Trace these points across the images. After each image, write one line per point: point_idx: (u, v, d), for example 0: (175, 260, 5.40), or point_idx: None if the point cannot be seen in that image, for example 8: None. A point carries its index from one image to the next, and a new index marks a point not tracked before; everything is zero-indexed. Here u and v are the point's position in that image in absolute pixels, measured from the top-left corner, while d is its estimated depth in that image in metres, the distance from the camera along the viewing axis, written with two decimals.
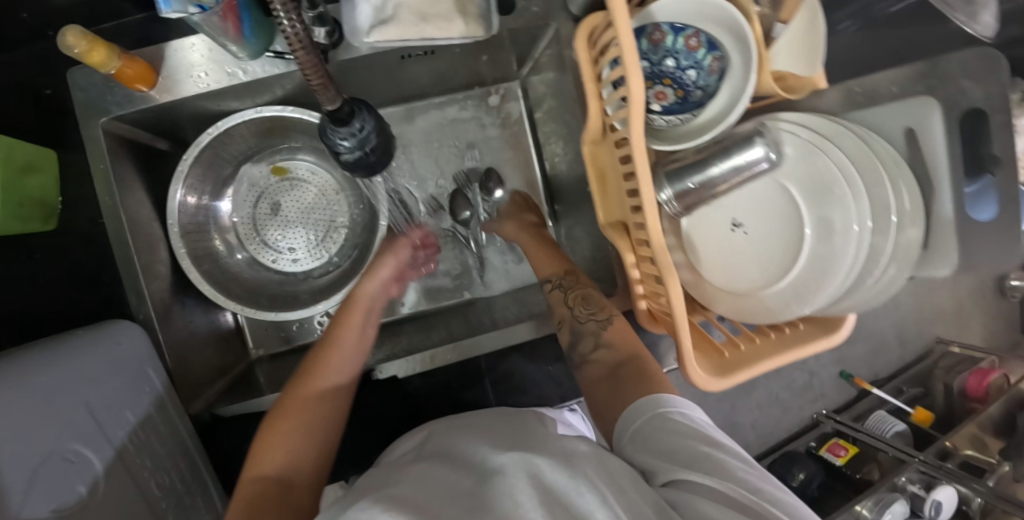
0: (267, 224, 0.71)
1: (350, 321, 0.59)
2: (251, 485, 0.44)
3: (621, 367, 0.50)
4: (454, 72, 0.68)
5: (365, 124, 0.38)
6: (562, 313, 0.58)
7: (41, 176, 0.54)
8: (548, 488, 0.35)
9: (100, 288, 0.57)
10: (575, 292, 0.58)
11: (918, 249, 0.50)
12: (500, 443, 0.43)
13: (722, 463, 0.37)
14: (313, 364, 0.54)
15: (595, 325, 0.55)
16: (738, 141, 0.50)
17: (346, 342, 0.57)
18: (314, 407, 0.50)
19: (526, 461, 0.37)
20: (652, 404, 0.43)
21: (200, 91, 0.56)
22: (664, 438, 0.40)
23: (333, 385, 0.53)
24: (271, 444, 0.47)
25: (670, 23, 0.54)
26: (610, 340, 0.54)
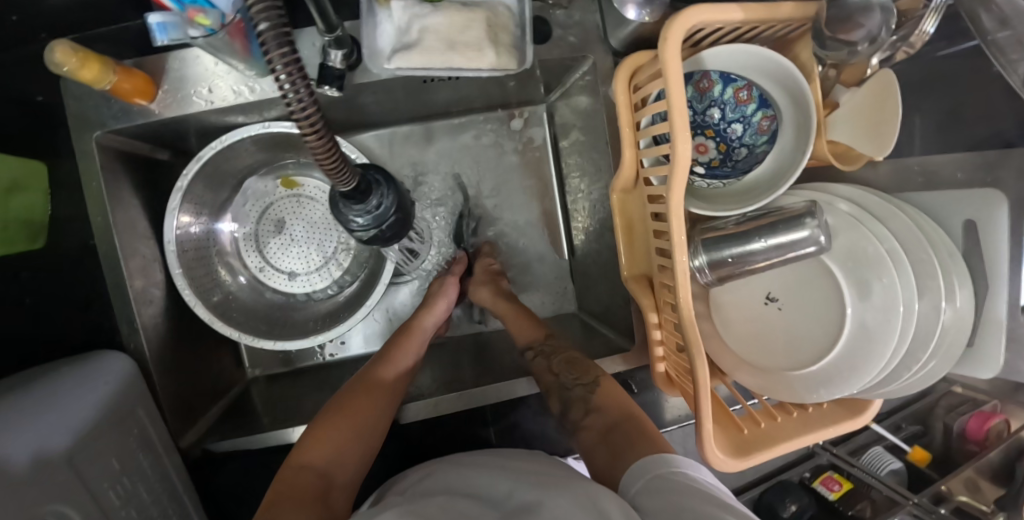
0: (270, 242, 0.67)
1: (410, 340, 0.60)
2: (294, 476, 0.45)
3: (614, 428, 0.50)
4: (478, 94, 0.64)
5: (382, 201, 0.34)
6: (547, 383, 0.57)
7: (29, 194, 0.50)
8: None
9: (91, 312, 0.54)
10: (558, 358, 0.58)
11: (963, 345, 0.45)
12: (529, 483, 0.45)
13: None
14: (370, 373, 0.55)
15: (583, 392, 0.55)
16: (787, 218, 0.45)
17: (404, 360, 0.57)
18: (367, 412, 0.51)
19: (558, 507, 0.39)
20: (664, 461, 0.43)
21: (202, 107, 0.52)
22: (671, 497, 0.39)
23: (389, 398, 0.54)
24: (324, 437, 0.48)
25: (721, 72, 0.49)
26: (601, 404, 0.53)
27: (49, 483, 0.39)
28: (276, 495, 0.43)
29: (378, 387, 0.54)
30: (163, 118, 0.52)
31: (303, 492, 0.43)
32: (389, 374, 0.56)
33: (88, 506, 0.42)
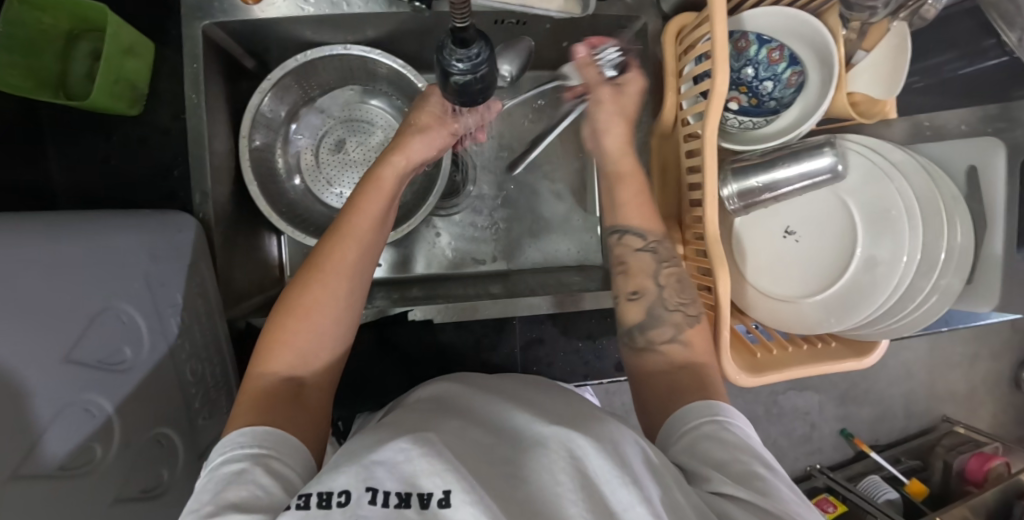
0: (329, 159, 0.73)
1: (366, 206, 0.50)
2: (257, 383, 0.42)
3: (686, 368, 0.48)
4: (537, 50, 0.71)
5: (481, 51, 0.39)
6: (643, 284, 0.53)
7: (139, 62, 0.57)
8: (588, 482, 0.30)
9: (170, 180, 0.60)
10: (668, 267, 0.53)
11: (961, 281, 0.51)
12: (546, 415, 0.37)
13: (771, 485, 0.35)
14: (326, 253, 0.47)
15: (678, 319, 0.50)
16: (808, 148, 0.53)
17: (362, 230, 0.49)
18: (328, 301, 0.45)
19: (573, 439, 0.32)
20: (704, 408, 0.42)
21: (301, 14, 0.59)
22: (713, 448, 0.38)
23: (350, 285, 0.46)
24: (285, 338, 0.43)
25: (758, 33, 0.56)
26: (689, 339, 0.49)
27: (123, 288, 0.44)
28: (240, 408, 0.40)
29: (335, 270, 0.46)
30: (262, 19, 0.59)
31: (266, 402, 0.40)
32: (348, 250, 0.47)
33: (151, 318, 0.47)
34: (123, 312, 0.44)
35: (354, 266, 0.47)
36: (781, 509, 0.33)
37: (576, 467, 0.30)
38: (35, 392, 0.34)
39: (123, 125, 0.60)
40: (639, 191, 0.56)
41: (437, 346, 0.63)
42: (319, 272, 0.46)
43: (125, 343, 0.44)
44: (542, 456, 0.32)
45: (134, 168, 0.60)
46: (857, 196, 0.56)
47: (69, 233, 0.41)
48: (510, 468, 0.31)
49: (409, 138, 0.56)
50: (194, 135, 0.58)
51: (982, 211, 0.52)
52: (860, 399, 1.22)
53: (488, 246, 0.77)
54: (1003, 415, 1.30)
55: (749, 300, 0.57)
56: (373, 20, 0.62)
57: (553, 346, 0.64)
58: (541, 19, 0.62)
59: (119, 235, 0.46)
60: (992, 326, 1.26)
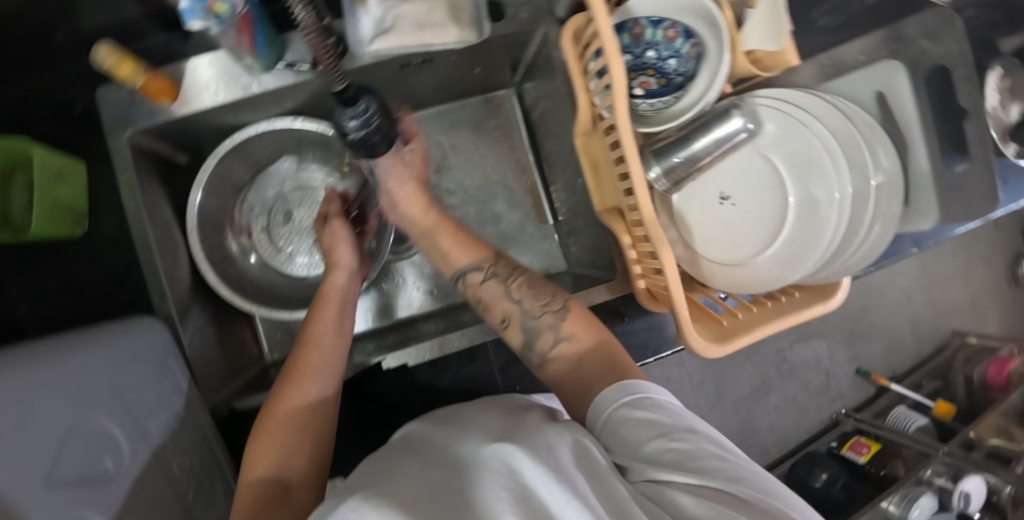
0: (281, 231, 0.75)
1: (323, 315, 0.55)
2: (243, 493, 0.40)
3: (585, 356, 0.49)
4: (452, 81, 0.73)
5: (369, 105, 0.41)
6: (505, 309, 0.55)
7: (71, 184, 0.58)
8: (524, 491, 0.30)
9: (127, 288, 0.62)
10: (514, 282, 0.56)
11: (898, 203, 0.53)
12: (488, 436, 0.38)
13: (699, 449, 0.36)
14: (298, 362, 0.51)
15: (550, 322, 0.52)
16: (717, 115, 0.54)
17: (327, 335, 0.53)
18: (302, 403, 0.47)
19: (507, 453, 0.33)
20: (619, 389, 0.43)
21: (215, 103, 0.61)
22: (635, 430, 0.38)
23: (323, 386, 0.49)
24: (268, 446, 0.43)
25: (648, 17, 0.58)
26: (571, 331, 0.51)
27: (96, 404, 0.45)
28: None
29: (310, 373, 0.49)
30: (181, 116, 0.61)
31: (254, 506, 0.39)
32: (315, 356, 0.51)
33: (127, 426, 0.48)
34: (99, 429, 0.45)
35: (326, 369, 0.50)
36: (712, 479, 0.33)
37: (513, 479, 0.30)
38: (30, 513, 0.35)
39: (70, 246, 0.61)
40: (451, 236, 0.60)
41: (417, 387, 0.64)
42: (295, 378, 0.49)
43: (106, 455, 0.45)
44: (481, 476, 0.32)
45: (90, 285, 0.61)
46: (779, 148, 0.56)
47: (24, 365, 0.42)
48: (453, 497, 0.31)
49: (332, 244, 0.62)
50: (142, 241, 0.60)
51: (899, 132, 0.54)
52: (868, 335, 1.22)
53: (452, 278, 0.78)
54: (1011, 315, 1.29)
55: (706, 271, 0.58)
56: (287, 92, 0.64)
57: (533, 360, 0.65)
58: (444, 53, 0.64)
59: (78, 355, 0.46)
60: (977, 233, 1.26)
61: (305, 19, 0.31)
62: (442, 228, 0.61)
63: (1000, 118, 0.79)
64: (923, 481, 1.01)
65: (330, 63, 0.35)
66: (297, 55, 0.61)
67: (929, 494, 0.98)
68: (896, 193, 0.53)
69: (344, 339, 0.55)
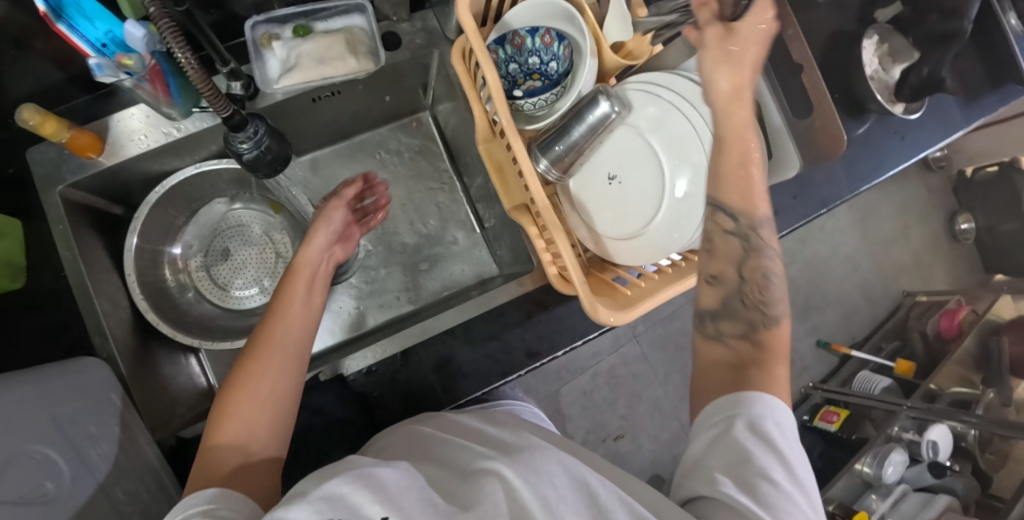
0: (219, 267, 0.79)
1: (294, 287, 0.54)
2: (205, 461, 0.42)
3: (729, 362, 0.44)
4: (369, 110, 0.79)
5: (258, 129, 0.48)
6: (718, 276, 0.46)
7: (8, 241, 0.62)
8: (517, 506, 0.34)
9: (68, 334, 0.65)
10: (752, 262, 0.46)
11: (761, 160, 0.57)
12: (491, 452, 0.43)
13: (783, 497, 0.34)
14: (265, 332, 0.49)
15: (755, 316, 0.45)
16: (586, 103, 0.58)
17: (297, 308, 0.52)
18: (268, 374, 0.46)
19: (502, 472, 0.37)
20: (735, 403, 0.39)
21: (137, 151, 0.66)
22: (731, 449, 0.37)
23: (291, 359, 0.48)
24: (232, 416, 0.44)
25: (525, 28, 0.64)
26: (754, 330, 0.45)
27: None
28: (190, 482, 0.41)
29: (277, 344, 0.48)
30: (111, 167, 0.66)
31: (212, 476, 0.40)
32: (283, 328, 0.50)
33: None
34: (35, 451, 0.50)
35: (294, 339, 0.50)
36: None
37: (507, 496, 0.35)
38: None
39: (11, 301, 0.64)
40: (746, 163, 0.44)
41: (356, 397, 0.65)
42: (262, 346, 0.48)
43: (45, 477, 0.50)
44: (481, 486, 0.37)
45: (31, 335, 0.64)
46: (653, 126, 0.62)
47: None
48: (460, 497, 0.36)
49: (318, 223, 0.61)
50: (78, 286, 0.63)
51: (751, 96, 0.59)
52: (823, 306, 1.25)
53: (390, 293, 0.82)
54: (956, 270, 1.34)
55: (610, 249, 0.62)
56: (209, 135, 0.69)
57: (463, 358, 0.67)
58: (351, 84, 0.70)
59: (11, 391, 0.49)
60: (910, 194, 1.31)
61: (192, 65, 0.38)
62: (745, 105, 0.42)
63: (883, 80, 0.84)
64: (891, 438, 1.03)
65: (216, 99, 0.43)
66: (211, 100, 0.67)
67: (898, 449, 0.98)
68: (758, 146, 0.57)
69: (314, 310, 0.54)
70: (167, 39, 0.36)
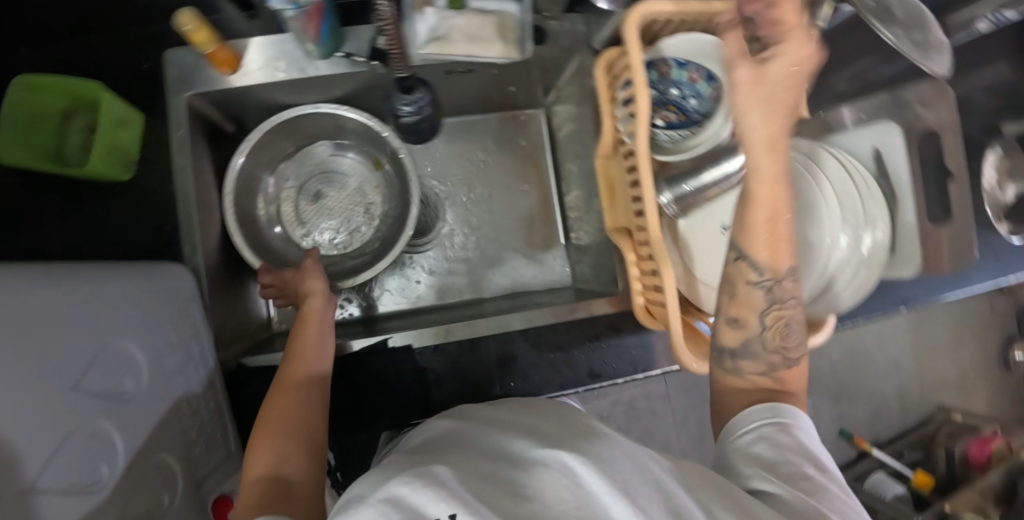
0: (307, 208, 0.80)
1: (302, 335, 0.59)
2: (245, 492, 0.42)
3: (757, 393, 0.47)
4: (488, 94, 0.79)
5: (423, 96, 0.48)
6: (749, 316, 0.48)
7: (129, 132, 0.63)
8: (588, 500, 0.29)
9: (159, 237, 0.66)
10: (780, 308, 0.47)
11: (885, 250, 0.56)
12: (547, 440, 0.37)
13: (821, 486, 0.38)
14: (281, 378, 0.54)
15: (775, 359, 0.48)
16: (727, 152, 0.58)
17: (306, 354, 0.56)
18: (288, 416, 0.49)
19: (568, 460, 0.31)
20: (766, 411, 0.45)
21: (272, 80, 0.66)
22: (765, 451, 0.41)
23: (302, 397, 0.52)
24: (259, 452, 0.45)
25: (676, 58, 0.63)
26: (780, 375, 0.48)
27: (127, 327, 0.47)
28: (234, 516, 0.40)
29: (294, 387, 0.52)
30: (238, 86, 0.66)
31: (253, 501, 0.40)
32: (293, 373, 0.54)
33: (148, 353, 0.49)
34: (123, 348, 0.46)
35: (307, 383, 0.54)
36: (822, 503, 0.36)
37: (574, 486, 0.29)
38: (45, 402, 0.36)
39: (115, 190, 0.66)
40: (781, 223, 0.44)
41: (418, 372, 0.65)
42: (280, 390, 0.52)
43: (126, 376, 0.46)
44: (542, 474, 0.31)
45: (125, 228, 0.65)
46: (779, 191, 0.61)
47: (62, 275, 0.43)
48: (511, 486, 0.31)
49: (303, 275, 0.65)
50: (183, 192, 0.64)
51: (892, 189, 0.58)
52: (855, 397, 1.24)
53: (460, 276, 0.82)
54: (997, 398, 1.31)
55: (701, 295, 0.62)
56: (337, 80, 0.70)
57: (526, 362, 0.68)
58: (487, 66, 0.70)
59: (105, 278, 0.48)
60: (971, 310, 1.29)
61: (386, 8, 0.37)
62: (780, 152, 0.40)
63: (998, 197, 0.81)
64: None
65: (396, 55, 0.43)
66: (354, 47, 0.66)
67: None
68: (885, 233, 0.56)
69: (325, 355, 0.58)
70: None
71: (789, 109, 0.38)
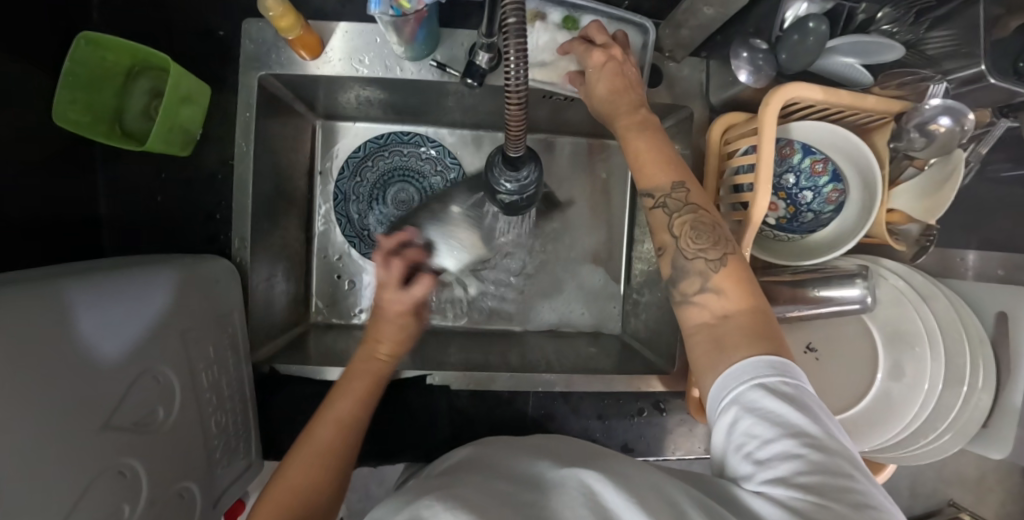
0: (363, 199, 0.78)
1: (361, 367, 0.54)
2: None
3: (729, 318, 0.42)
4: (576, 118, 0.72)
5: (529, 175, 0.44)
6: (664, 240, 0.48)
7: (192, 108, 0.58)
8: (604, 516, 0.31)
9: (210, 224, 0.63)
10: (682, 216, 0.46)
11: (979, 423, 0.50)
12: (560, 459, 0.39)
13: (826, 469, 0.33)
14: (321, 416, 0.50)
15: (701, 265, 0.45)
16: (840, 276, 0.53)
17: (358, 393, 0.51)
18: (315, 474, 0.45)
19: (588, 478, 0.34)
20: (753, 368, 0.38)
21: (354, 74, 0.60)
22: (757, 426, 0.36)
23: (340, 450, 0.48)
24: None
25: (805, 143, 0.56)
26: (719, 285, 0.44)
27: (164, 349, 0.45)
28: None
29: (329, 434, 0.48)
30: (317, 74, 0.60)
31: None
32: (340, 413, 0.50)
33: (182, 374, 0.47)
34: (159, 373, 0.44)
35: (349, 426, 0.49)
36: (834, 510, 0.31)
37: (592, 503, 0.32)
38: (67, 455, 0.34)
39: (174, 164, 0.63)
40: (652, 146, 0.48)
41: (451, 411, 0.64)
42: (314, 433, 0.48)
43: (159, 404, 0.43)
44: (560, 493, 0.33)
45: (178, 206, 0.63)
46: (880, 323, 0.56)
47: (121, 286, 0.42)
48: (534, 504, 0.32)
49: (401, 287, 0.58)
50: (240, 181, 0.59)
51: (1007, 359, 0.53)
52: None
53: (507, 302, 0.78)
54: None
55: None
56: (420, 84, 0.63)
57: (563, 422, 0.66)
58: None
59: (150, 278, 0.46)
60: None
61: (516, 83, 0.35)
62: (632, 119, 0.49)
63: None
64: None
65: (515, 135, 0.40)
66: (446, 56, 0.60)
67: None
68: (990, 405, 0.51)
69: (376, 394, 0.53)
70: (508, 46, 0.33)
71: (630, 90, 0.50)
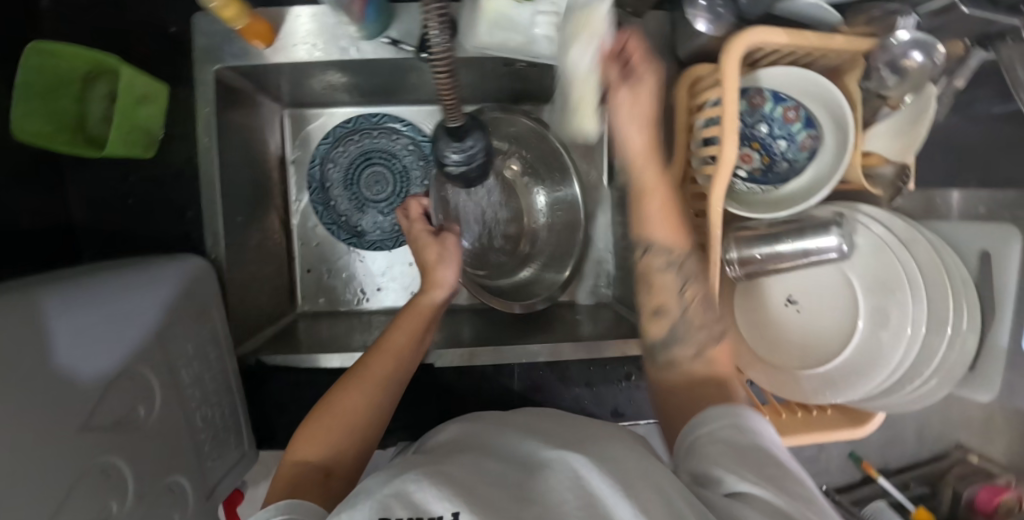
0: (339, 185, 0.78)
1: (404, 323, 0.56)
2: (288, 470, 0.45)
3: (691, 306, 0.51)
4: (546, 85, 0.70)
5: (475, 142, 0.43)
6: (643, 237, 0.54)
7: (152, 108, 0.57)
8: (592, 500, 0.30)
9: (184, 222, 0.63)
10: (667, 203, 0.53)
11: (962, 367, 0.51)
12: (552, 441, 0.39)
13: (793, 479, 0.34)
14: (363, 360, 0.53)
15: (687, 266, 0.51)
16: (816, 225, 0.52)
17: (395, 341, 0.54)
18: (357, 401, 0.49)
19: (575, 465, 0.33)
20: (727, 412, 0.41)
21: (310, 59, 0.59)
22: (728, 450, 0.37)
23: (381, 380, 0.51)
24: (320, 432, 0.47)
25: (774, 91, 0.54)
26: (689, 291, 0.51)
27: (142, 351, 0.45)
28: (274, 489, 0.43)
29: (372, 373, 0.51)
30: (274, 62, 0.59)
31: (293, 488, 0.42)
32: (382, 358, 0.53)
33: (162, 374, 0.47)
34: (136, 374, 0.44)
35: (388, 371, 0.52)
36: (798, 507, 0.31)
37: (579, 486, 0.31)
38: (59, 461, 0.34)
39: (141, 164, 0.62)
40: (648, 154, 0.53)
41: (438, 388, 0.65)
42: (357, 369, 0.52)
43: (139, 403, 0.44)
44: (550, 480, 0.33)
45: (150, 207, 0.63)
46: (860, 270, 0.55)
47: (68, 297, 0.41)
48: (521, 490, 0.32)
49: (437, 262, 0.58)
50: (207, 178, 0.59)
51: (991, 300, 0.52)
52: None
53: None
54: None
55: (744, 359, 0.58)
56: (381, 63, 0.61)
57: (551, 392, 0.66)
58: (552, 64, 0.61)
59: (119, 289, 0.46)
60: None
61: (440, 52, 0.34)
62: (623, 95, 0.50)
63: None
64: None
65: (451, 103, 0.38)
66: (400, 31, 0.59)
67: None
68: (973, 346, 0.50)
69: (417, 351, 0.56)
70: (429, 18, 0.32)
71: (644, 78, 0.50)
